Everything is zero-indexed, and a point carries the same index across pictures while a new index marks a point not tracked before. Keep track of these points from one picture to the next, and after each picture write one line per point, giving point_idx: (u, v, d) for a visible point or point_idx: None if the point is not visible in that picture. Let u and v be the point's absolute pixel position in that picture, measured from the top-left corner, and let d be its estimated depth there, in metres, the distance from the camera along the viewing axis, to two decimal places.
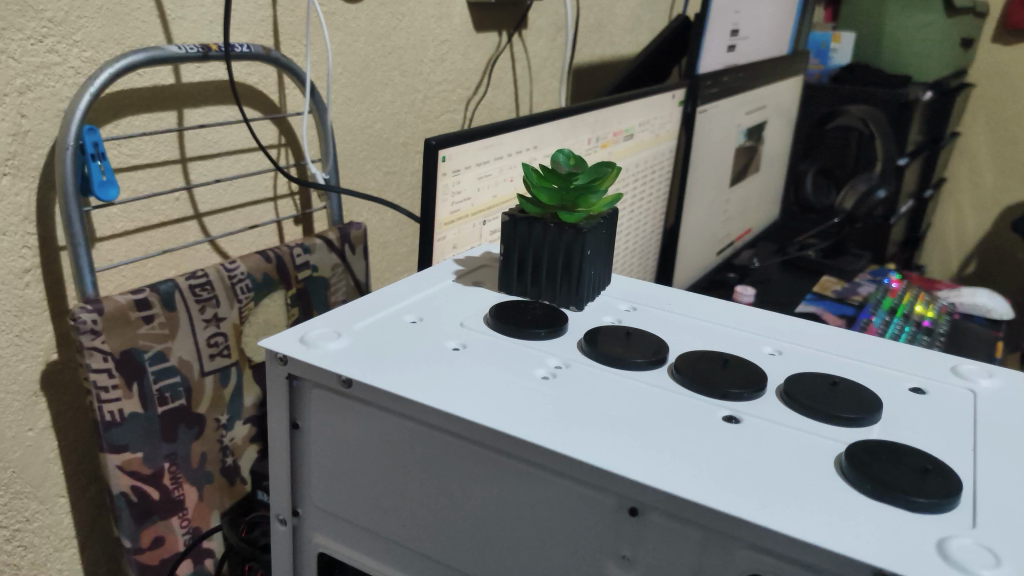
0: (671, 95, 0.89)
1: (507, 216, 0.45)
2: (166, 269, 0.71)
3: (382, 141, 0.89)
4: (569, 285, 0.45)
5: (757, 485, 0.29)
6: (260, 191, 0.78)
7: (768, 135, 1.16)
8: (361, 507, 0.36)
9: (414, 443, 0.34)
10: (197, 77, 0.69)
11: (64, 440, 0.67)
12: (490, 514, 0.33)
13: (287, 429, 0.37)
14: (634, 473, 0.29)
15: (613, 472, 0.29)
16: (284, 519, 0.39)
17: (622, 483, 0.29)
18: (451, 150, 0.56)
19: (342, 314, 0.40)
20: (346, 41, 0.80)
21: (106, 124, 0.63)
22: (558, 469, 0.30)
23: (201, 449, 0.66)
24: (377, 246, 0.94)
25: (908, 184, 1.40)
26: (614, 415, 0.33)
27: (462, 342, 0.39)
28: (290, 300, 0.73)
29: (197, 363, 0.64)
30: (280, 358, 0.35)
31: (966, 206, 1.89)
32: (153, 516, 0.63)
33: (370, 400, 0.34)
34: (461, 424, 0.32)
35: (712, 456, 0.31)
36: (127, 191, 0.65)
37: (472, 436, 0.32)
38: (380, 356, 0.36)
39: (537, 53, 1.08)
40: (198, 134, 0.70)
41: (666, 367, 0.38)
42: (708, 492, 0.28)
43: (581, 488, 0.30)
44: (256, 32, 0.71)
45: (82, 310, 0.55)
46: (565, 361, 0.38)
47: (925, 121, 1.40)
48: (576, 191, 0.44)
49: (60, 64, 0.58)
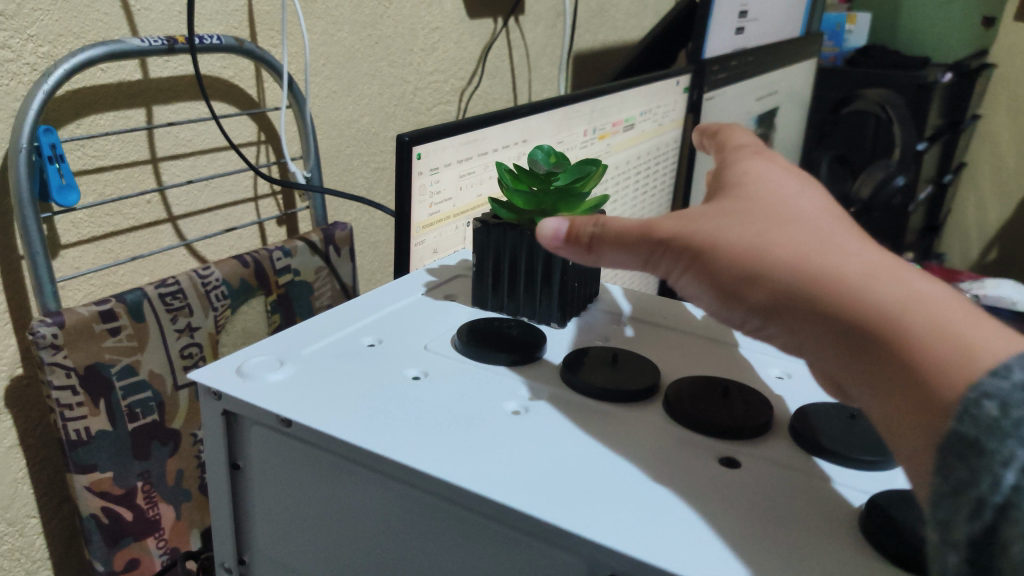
0: (675, 82, 0.84)
1: (479, 222, 0.41)
2: (138, 276, 0.67)
3: (370, 136, 0.84)
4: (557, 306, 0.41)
5: (763, 553, 0.25)
6: (240, 191, 0.74)
7: (779, 122, 1.11)
8: (313, 560, 0.32)
9: (367, 494, 0.30)
10: (166, 71, 0.64)
11: (33, 459, 0.62)
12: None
13: (227, 471, 0.33)
14: (616, 538, 0.25)
15: (597, 539, 0.25)
16: (229, 568, 0.35)
17: (604, 553, 0.25)
18: (426, 147, 0.51)
19: (290, 338, 0.37)
20: (328, 31, 0.75)
21: (67, 123, 0.58)
22: (532, 531, 0.26)
23: (177, 466, 0.61)
24: (368, 246, 0.89)
25: (925, 170, 1.34)
26: (594, 462, 0.29)
27: (424, 369, 0.35)
28: (271, 306, 0.69)
29: (171, 376, 0.59)
30: (214, 394, 0.32)
31: (985, 192, 1.80)
32: (126, 538, 0.59)
33: (315, 442, 0.30)
34: (418, 476, 0.28)
35: (703, 515, 0.27)
36: (92, 194, 0.61)
37: (430, 488, 0.28)
38: (330, 391, 0.32)
39: (535, 40, 1.03)
40: (169, 133, 0.66)
41: (657, 400, 0.35)
42: (705, 568, 0.24)
43: (558, 553, 0.26)
44: (229, 22, 0.67)
45: (40, 324, 0.51)
46: (541, 391, 0.34)
47: (945, 104, 1.34)
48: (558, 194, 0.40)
49: (14, 61, 0.54)
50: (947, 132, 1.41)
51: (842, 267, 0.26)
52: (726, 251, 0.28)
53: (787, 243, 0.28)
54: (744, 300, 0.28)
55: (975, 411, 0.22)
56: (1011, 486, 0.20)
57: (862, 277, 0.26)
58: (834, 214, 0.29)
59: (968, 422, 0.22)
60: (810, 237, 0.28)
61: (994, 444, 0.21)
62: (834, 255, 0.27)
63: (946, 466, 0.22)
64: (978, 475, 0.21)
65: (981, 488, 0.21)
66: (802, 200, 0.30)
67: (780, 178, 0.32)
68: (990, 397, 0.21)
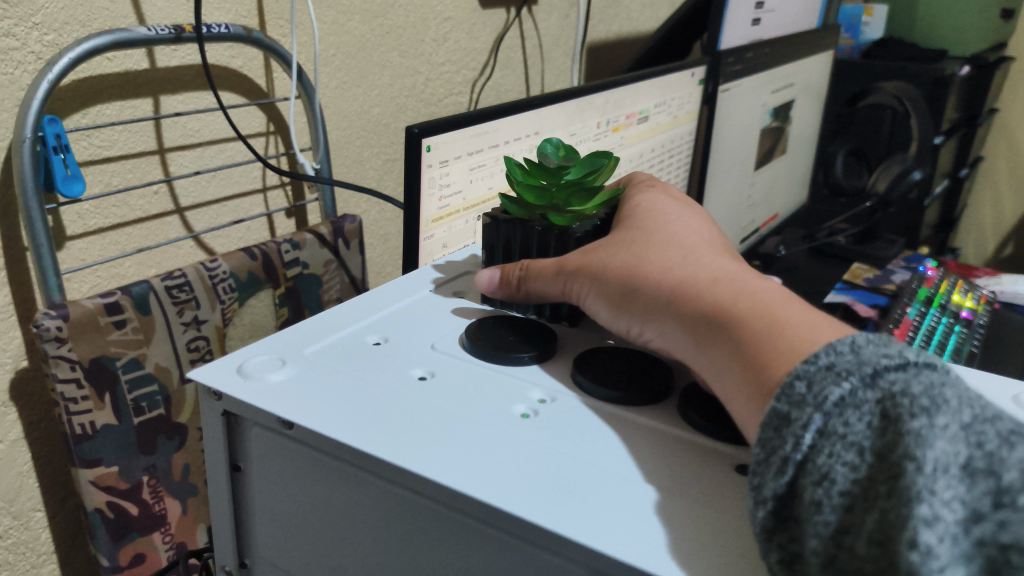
0: (690, 73, 0.82)
1: (490, 216, 0.42)
2: (146, 268, 0.66)
3: (380, 127, 0.83)
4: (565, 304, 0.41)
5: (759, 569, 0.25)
6: (248, 183, 0.73)
7: (796, 115, 1.09)
8: (310, 564, 0.32)
9: (355, 492, 0.30)
10: (174, 61, 0.63)
11: (39, 453, 0.62)
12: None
13: (228, 472, 0.33)
14: (607, 544, 0.25)
15: (590, 544, 0.25)
16: (230, 571, 0.36)
17: (600, 559, 0.25)
18: (436, 138, 0.50)
19: (295, 337, 0.37)
20: (339, 20, 0.74)
21: (73, 113, 0.57)
22: (522, 533, 0.26)
23: (184, 461, 0.60)
24: (377, 239, 0.88)
25: (943, 165, 1.31)
26: (593, 467, 0.29)
27: (430, 370, 0.35)
28: (279, 300, 0.67)
29: (177, 369, 0.58)
30: (213, 394, 0.32)
31: (1003, 185, 1.68)
32: (131, 533, 0.58)
33: (311, 443, 0.30)
34: (409, 476, 0.28)
35: (699, 523, 0.27)
36: (98, 185, 0.60)
37: (418, 488, 0.28)
38: (326, 391, 0.32)
39: (548, 31, 1.02)
40: (177, 123, 0.65)
41: (671, 405, 0.35)
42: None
43: (550, 557, 0.26)
44: (238, 11, 0.66)
45: (44, 316, 0.50)
46: (551, 394, 0.34)
47: (964, 97, 1.31)
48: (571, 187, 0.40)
49: (19, 49, 0.53)
50: (964, 126, 1.37)
51: (686, 276, 0.33)
52: (612, 271, 0.36)
53: (650, 263, 0.35)
54: (626, 311, 0.35)
55: (791, 390, 0.24)
56: (809, 445, 0.23)
57: (703, 280, 0.32)
58: (700, 243, 0.36)
59: (784, 397, 0.24)
60: (681, 255, 0.35)
61: (799, 411, 0.23)
62: (680, 269, 0.33)
63: (765, 435, 0.25)
64: (786, 436, 0.23)
65: (787, 447, 0.23)
66: (678, 231, 0.37)
67: (668, 215, 0.39)
68: (801, 377, 0.24)
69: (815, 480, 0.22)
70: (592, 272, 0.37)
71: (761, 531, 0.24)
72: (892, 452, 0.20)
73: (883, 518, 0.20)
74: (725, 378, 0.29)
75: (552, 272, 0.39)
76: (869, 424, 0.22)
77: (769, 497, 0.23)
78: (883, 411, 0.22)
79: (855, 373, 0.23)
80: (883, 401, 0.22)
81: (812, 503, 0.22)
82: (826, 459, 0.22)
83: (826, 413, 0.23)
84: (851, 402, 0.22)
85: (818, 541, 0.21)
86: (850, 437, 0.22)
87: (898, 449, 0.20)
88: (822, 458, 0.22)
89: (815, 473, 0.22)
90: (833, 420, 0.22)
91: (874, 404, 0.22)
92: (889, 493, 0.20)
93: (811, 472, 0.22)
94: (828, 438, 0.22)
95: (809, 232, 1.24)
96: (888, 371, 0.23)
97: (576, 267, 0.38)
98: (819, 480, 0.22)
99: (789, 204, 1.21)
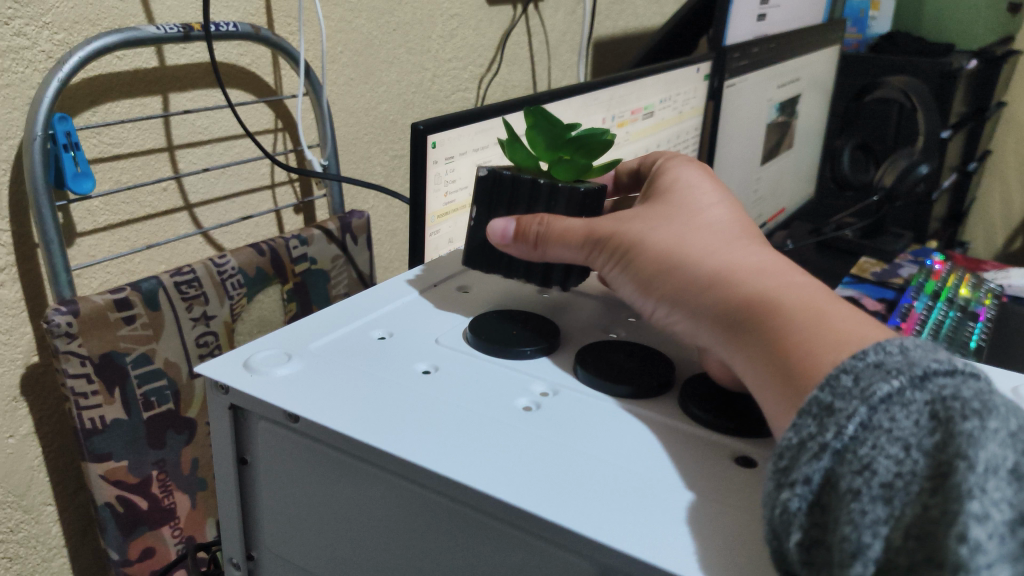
0: (695, 69, 0.83)
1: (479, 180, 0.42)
2: (155, 264, 0.67)
3: (388, 123, 0.83)
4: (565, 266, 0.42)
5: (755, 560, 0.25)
6: (256, 179, 0.74)
7: (802, 110, 1.09)
8: (316, 557, 0.33)
9: (362, 484, 0.30)
10: (182, 59, 0.64)
11: (49, 447, 0.62)
12: (450, 570, 0.29)
13: (235, 465, 0.34)
14: (605, 535, 0.25)
15: (588, 535, 0.25)
16: (238, 563, 0.36)
17: (600, 550, 0.25)
18: (442, 135, 0.51)
19: (300, 332, 0.37)
20: (346, 18, 0.74)
21: (82, 111, 0.58)
22: (524, 525, 0.26)
23: (192, 455, 0.60)
24: (385, 234, 0.89)
25: (950, 158, 1.31)
26: (596, 460, 0.29)
27: (434, 364, 0.35)
28: (287, 295, 0.68)
29: (185, 364, 0.59)
30: (221, 388, 0.32)
31: (1012, 179, 1.67)
32: (141, 526, 0.58)
33: (318, 438, 0.31)
34: (414, 470, 0.28)
35: (692, 510, 0.27)
36: (108, 182, 0.61)
37: (423, 481, 0.28)
38: (334, 385, 0.33)
39: (555, 27, 1.02)
40: (185, 120, 0.65)
41: (671, 397, 0.35)
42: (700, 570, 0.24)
43: (549, 547, 0.26)
44: (246, 9, 0.66)
45: (55, 312, 0.50)
46: (552, 387, 0.35)
47: (971, 91, 1.31)
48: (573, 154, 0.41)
49: (29, 48, 0.53)
50: (973, 120, 1.36)
51: (723, 263, 0.33)
52: (648, 248, 0.36)
53: (691, 246, 0.35)
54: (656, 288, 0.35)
55: (835, 382, 0.24)
56: (852, 436, 0.22)
57: (746, 270, 0.32)
58: (730, 229, 0.36)
59: (827, 388, 0.24)
60: (719, 240, 0.35)
61: (845, 402, 0.23)
62: (717, 254, 0.34)
63: (801, 422, 0.24)
64: (827, 425, 0.23)
65: (826, 436, 0.23)
66: (707, 213, 0.37)
67: (696, 197, 0.39)
68: (847, 372, 0.24)
69: (854, 469, 0.22)
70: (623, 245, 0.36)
71: (783, 516, 0.23)
72: (944, 450, 0.21)
73: (921, 513, 0.20)
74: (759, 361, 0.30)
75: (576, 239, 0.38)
76: (918, 422, 0.22)
77: (799, 482, 0.23)
78: (930, 411, 0.22)
79: (904, 372, 0.23)
80: (931, 402, 0.22)
81: (849, 491, 0.22)
82: (869, 451, 0.22)
83: (872, 407, 0.23)
84: (898, 400, 0.22)
85: (852, 529, 0.21)
86: (895, 432, 0.22)
87: (949, 447, 0.21)
88: (865, 449, 0.22)
89: (855, 463, 0.22)
90: (877, 415, 0.22)
91: (921, 404, 0.22)
92: (935, 488, 0.20)
93: (850, 462, 0.22)
94: (872, 431, 0.22)
95: (816, 226, 1.24)
96: (939, 375, 0.23)
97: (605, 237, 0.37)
98: (860, 470, 0.22)
99: (796, 198, 1.21)
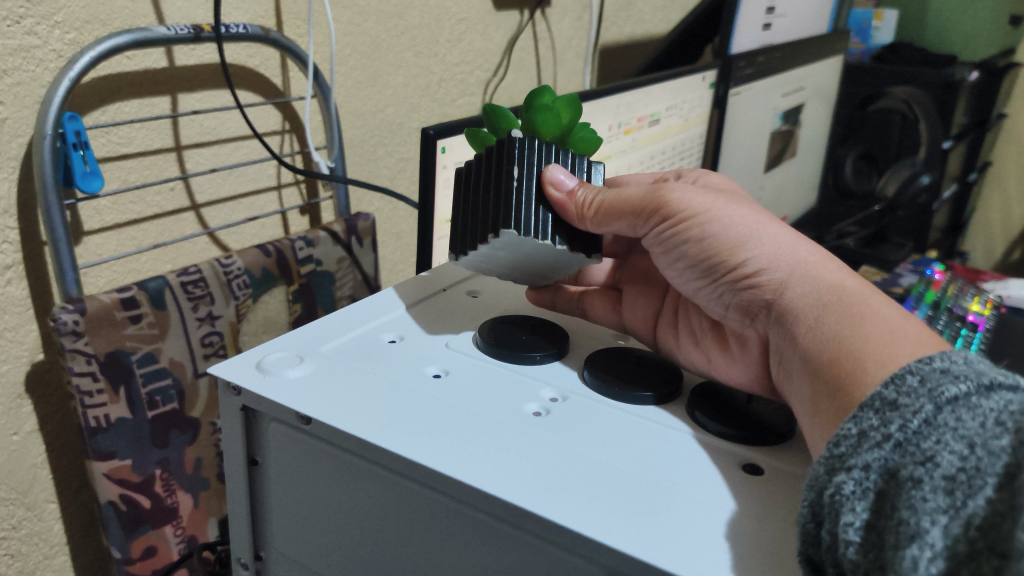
0: (701, 77, 0.83)
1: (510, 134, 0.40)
2: (161, 264, 0.67)
3: (394, 126, 0.84)
4: (572, 240, 0.40)
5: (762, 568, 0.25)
6: (263, 180, 0.74)
7: (806, 118, 1.09)
8: (325, 557, 0.33)
9: (370, 484, 0.30)
10: (191, 60, 0.64)
11: (52, 444, 0.62)
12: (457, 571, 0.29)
13: (245, 465, 0.34)
14: (616, 539, 0.25)
15: (594, 538, 0.25)
16: (246, 564, 0.36)
17: (606, 553, 0.25)
18: (450, 139, 0.51)
19: (310, 334, 0.38)
20: (354, 21, 0.74)
21: (92, 111, 0.58)
22: (533, 527, 0.27)
23: (196, 454, 0.60)
24: (390, 236, 0.89)
25: (951, 169, 1.31)
26: (609, 466, 0.30)
27: (444, 368, 0.36)
28: (292, 296, 0.68)
29: (190, 364, 0.59)
30: (232, 389, 0.33)
31: (1012, 188, 1.66)
32: (144, 525, 0.58)
33: (330, 439, 0.31)
34: (420, 470, 0.28)
35: (704, 518, 0.27)
36: (116, 181, 0.61)
37: (430, 481, 0.28)
38: (342, 385, 0.33)
39: (561, 33, 1.03)
40: (193, 121, 0.66)
41: (677, 404, 0.36)
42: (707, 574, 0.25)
43: (552, 547, 0.27)
44: (256, 11, 0.66)
45: (62, 310, 0.50)
46: (561, 393, 0.35)
47: (973, 102, 1.31)
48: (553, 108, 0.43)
49: (40, 47, 0.53)
50: (975, 131, 1.37)
51: (801, 253, 0.34)
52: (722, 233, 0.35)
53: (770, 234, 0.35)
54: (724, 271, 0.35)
55: (900, 381, 0.26)
56: (915, 430, 0.24)
57: (818, 266, 0.34)
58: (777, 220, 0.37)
59: (893, 386, 0.26)
60: (782, 231, 0.35)
61: (911, 399, 0.25)
62: (793, 243, 0.35)
63: (862, 413, 0.26)
64: (892, 419, 0.25)
65: (891, 428, 0.25)
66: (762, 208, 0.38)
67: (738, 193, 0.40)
68: (913, 372, 0.26)
69: (916, 460, 0.23)
70: (696, 215, 0.36)
71: (834, 498, 0.25)
72: (1008, 448, 0.22)
73: (989, 506, 0.21)
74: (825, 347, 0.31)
75: (639, 204, 0.38)
76: (983, 423, 0.23)
77: (856, 468, 0.25)
78: (998, 413, 0.23)
79: (972, 379, 0.24)
80: (999, 406, 0.23)
81: (911, 480, 0.23)
82: (933, 445, 0.23)
83: (939, 406, 0.24)
84: (964, 403, 0.24)
85: (911, 514, 0.22)
86: (960, 430, 0.23)
87: (1016, 445, 0.21)
88: (928, 443, 0.23)
89: (918, 454, 0.23)
90: (943, 414, 0.24)
91: (988, 408, 0.23)
92: (997, 482, 0.21)
93: (914, 454, 0.23)
94: (936, 427, 0.24)
95: (818, 234, 1.24)
96: (1003, 387, 0.24)
97: (677, 204, 0.37)
98: (923, 461, 0.23)
99: (799, 206, 1.21)
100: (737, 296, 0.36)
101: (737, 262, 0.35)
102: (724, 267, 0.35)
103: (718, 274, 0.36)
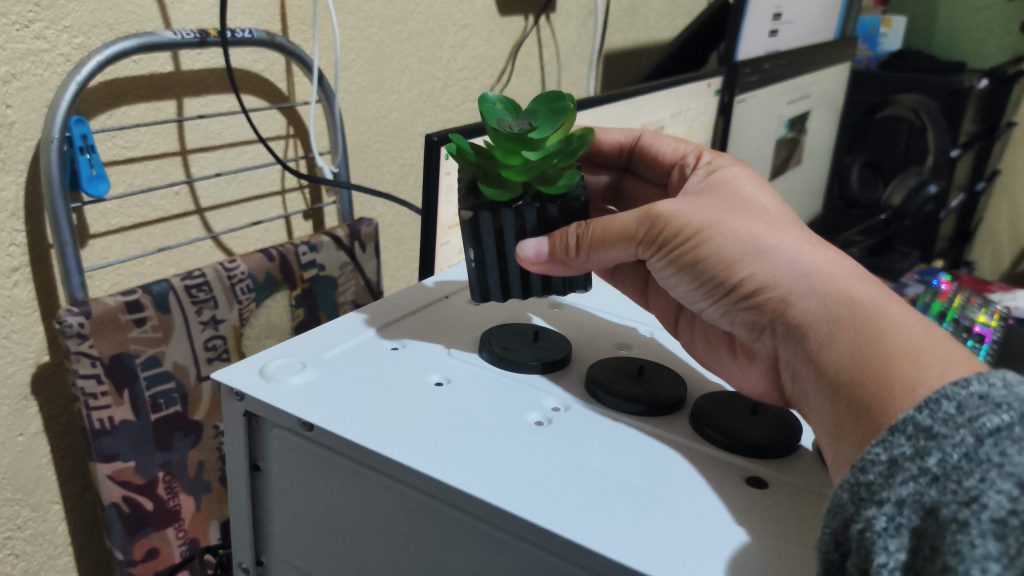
0: (706, 84, 0.83)
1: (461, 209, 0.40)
2: (165, 268, 0.67)
3: (398, 132, 0.84)
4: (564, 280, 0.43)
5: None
6: (268, 184, 0.74)
7: (811, 126, 1.09)
8: (327, 565, 0.33)
9: (383, 498, 0.30)
10: (197, 64, 0.64)
11: (58, 446, 0.63)
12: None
13: (248, 471, 0.34)
14: (623, 554, 0.25)
15: (593, 547, 0.25)
16: (247, 568, 0.37)
17: (600, 561, 0.25)
18: (454, 146, 0.51)
19: (311, 340, 0.38)
20: (359, 26, 0.75)
21: (98, 115, 0.58)
22: (549, 545, 0.26)
23: (198, 458, 0.60)
24: (393, 241, 0.89)
25: (958, 177, 1.31)
26: (612, 477, 0.30)
27: (447, 376, 0.36)
28: (295, 301, 0.68)
29: (193, 367, 0.59)
30: (236, 394, 0.33)
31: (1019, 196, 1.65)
32: (146, 528, 0.58)
33: (335, 447, 0.31)
34: (440, 488, 0.28)
35: (710, 533, 0.27)
36: (122, 184, 0.61)
37: (443, 496, 0.28)
38: (347, 394, 0.33)
39: (566, 38, 1.03)
40: (198, 125, 0.66)
41: (681, 416, 0.36)
42: None
43: (571, 567, 0.26)
44: (261, 16, 0.66)
45: (67, 313, 0.50)
46: (564, 403, 0.35)
47: (981, 110, 1.31)
48: (548, 95, 0.39)
49: (49, 51, 0.54)
50: (983, 139, 1.36)
51: (806, 260, 0.34)
52: (721, 245, 0.36)
53: (770, 242, 0.35)
54: (729, 285, 0.36)
55: (935, 406, 0.25)
56: (955, 465, 0.23)
57: (822, 271, 0.33)
58: (785, 226, 0.37)
59: (927, 411, 0.25)
60: (786, 239, 0.35)
61: (948, 430, 0.24)
62: (793, 250, 0.35)
63: (891, 438, 0.26)
64: (930, 450, 0.24)
65: (928, 461, 0.24)
66: (768, 211, 0.38)
67: (742, 196, 0.40)
68: (948, 398, 0.25)
69: (960, 499, 0.23)
70: (691, 234, 0.37)
71: (865, 534, 0.25)
72: None
73: None
74: (839, 364, 0.31)
75: (632, 227, 0.38)
76: None
77: (889, 502, 0.24)
78: None
79: (1014, 407, 0.24)
80: None
81: (956, 522, 0.22)
82: (978, 484, 0.22)
83: (980, 439, 0.23)
84: (1008, 435, 0.23)
85: (960, 561, 0.22)
86: (1007, 467, 0.22)
87: None
88: (971, 481, 0.23)
89: (961, 493, 0.23)
90: (986, 448, 0.23)
91: None
92: None
93: (956, 492, 0.23)
94: (979, 463, 0.23)
95: None
96: None
97: (671, 224, 0.37)
98: (968, 501, 0.22)
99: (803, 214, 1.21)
100: (741, 316, 0.36)
101: (737, 280, 0.35)
102: (727, 283, 0.36)
103: (722, 292, 0.36)
